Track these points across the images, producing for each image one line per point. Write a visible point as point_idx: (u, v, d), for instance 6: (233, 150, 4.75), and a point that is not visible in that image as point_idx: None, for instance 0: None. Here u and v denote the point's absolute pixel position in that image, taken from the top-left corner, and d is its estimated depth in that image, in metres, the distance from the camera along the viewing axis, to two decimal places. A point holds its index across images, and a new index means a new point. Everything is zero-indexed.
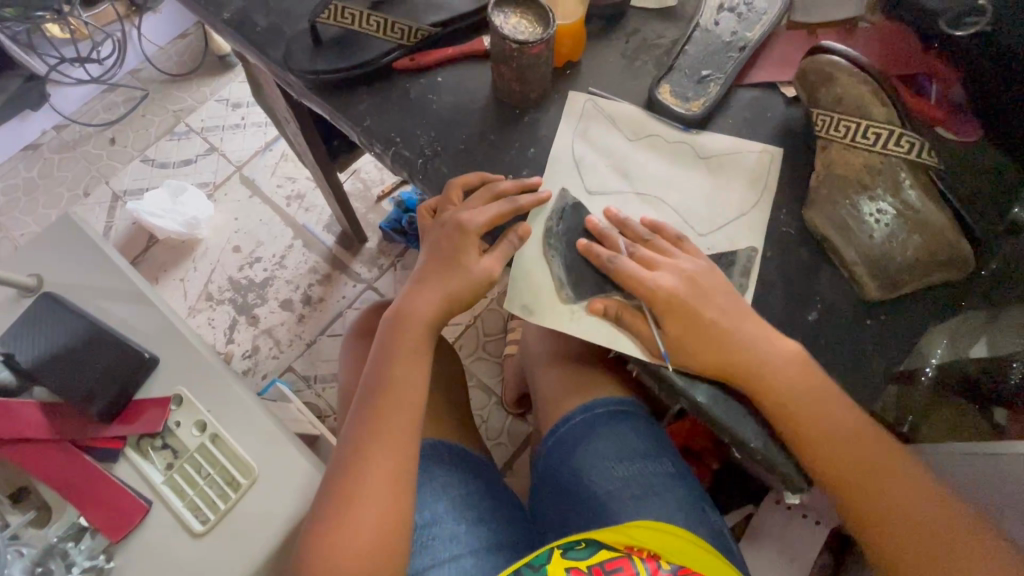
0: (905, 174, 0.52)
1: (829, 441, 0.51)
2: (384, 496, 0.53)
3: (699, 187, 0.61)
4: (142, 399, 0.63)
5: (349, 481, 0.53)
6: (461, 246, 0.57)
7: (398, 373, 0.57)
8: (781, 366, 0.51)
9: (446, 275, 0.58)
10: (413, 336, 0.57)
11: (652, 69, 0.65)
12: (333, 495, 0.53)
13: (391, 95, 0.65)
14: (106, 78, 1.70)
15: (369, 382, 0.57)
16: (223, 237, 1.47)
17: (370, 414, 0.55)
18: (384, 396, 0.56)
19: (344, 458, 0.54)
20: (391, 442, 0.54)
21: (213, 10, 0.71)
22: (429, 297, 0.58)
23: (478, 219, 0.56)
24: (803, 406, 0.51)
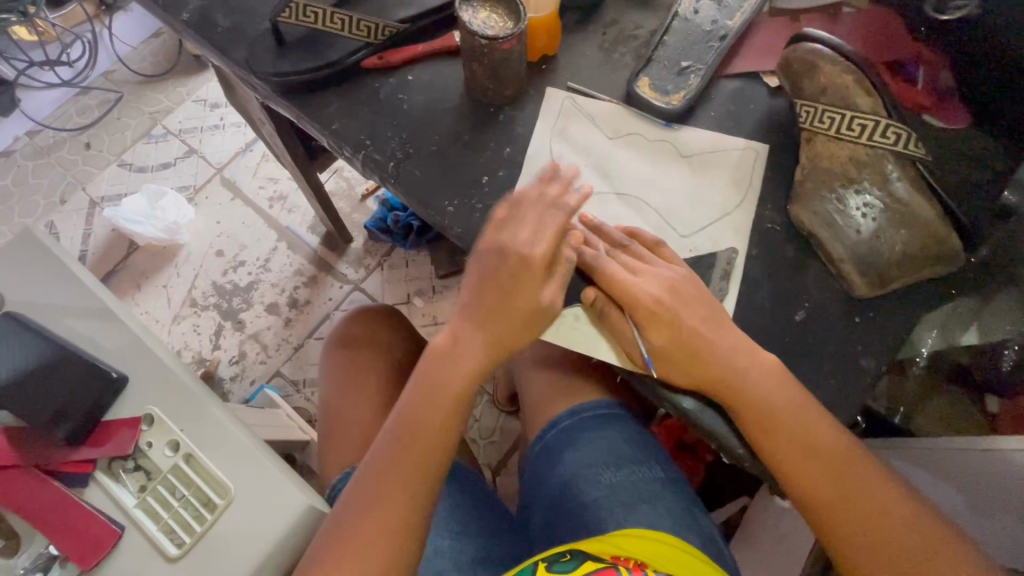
0: (891, 166, 0.50)
1: (802, 460, 0.50)
2: (385, 546, 0.51)
3: (682, 185, 0.58)
4: (111, 420, 0.61)
5: (355, 527, 0.50)
6: (496, 275, 0.54)
7: (434, 418, 0.55)
8: (758, 381, 0.50)
9: (492, 311, 0.55)
10: (454, 381, 0.55)
11: (631, 61, 0.63)
12: (329, 537, 0.50)
13: (360, 95, 0.62)
14: (78, 80, 1.65)
15: (399, 423, 0.55)
16: (205, 242, 1.44)
17: (396, 459, 0.53)
18: (416, 442, 0.54)
19: (352, 499, 0.52)
20: (407, 492, 0.52)
21: (172, 10, 0.68)
22: (479, 336, 0.55)
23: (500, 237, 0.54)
24: (777, 422, 0.50)
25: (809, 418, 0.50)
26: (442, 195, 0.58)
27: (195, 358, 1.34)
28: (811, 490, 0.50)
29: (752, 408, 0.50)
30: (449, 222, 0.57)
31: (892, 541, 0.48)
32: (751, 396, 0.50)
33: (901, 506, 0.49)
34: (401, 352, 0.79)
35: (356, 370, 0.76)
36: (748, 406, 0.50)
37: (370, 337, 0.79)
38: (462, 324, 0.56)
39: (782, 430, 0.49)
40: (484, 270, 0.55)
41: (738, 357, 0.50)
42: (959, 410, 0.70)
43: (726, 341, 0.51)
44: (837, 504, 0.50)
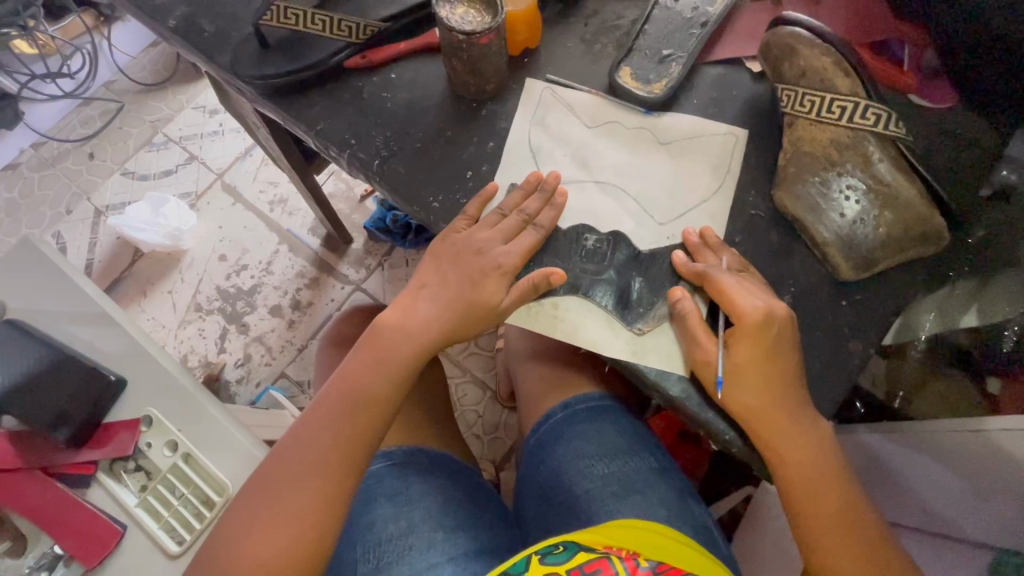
0: (873, 147, 0.50)
1: (801, 464, 0.49)
2: (291, 528, 0.50)
3: (663, 173, 0.59)
4: (112, 422, 0.62)
5: (266, 503, 0.51)
6: (461, 259, 0.55)
7: (365, 398, 0.54)
8: (769, 389, 0.48)
9: (448, 294, 0.56)
10: (390, 363, 0.55)
11: (613, 52, 0.63)
12: (241, 511, 0.51)
13: (344, 95, 0.63)
14: (80, 91, 1.67)
15: (331, 401, 0.55)
16: (208, 247, 1.46)
17: (320, 437, 0.53)
18: (344, 420, 0.54)
19: (268, 475, 0.52)
20: (323, 474, 0.52)
21: (159, 18, 0.69)
22: (427, 319, 0.56)
23: (480, 232, 0.55)
24: (785, 425, 0.48)
25: (816, 427, 0.50)
26: (426, 191, 0.59)
27: (202, 362, 1.36)
28: (813, 481, 0.49)
29: (758, 410, 0.48)
30: (433, 218, 0.58)
31: (847, 554, 0.49)
32: (751, 399, 0.49)
33: (863, 523, 0.50)
34: None
35: None
36: (754, 409, 0.48)
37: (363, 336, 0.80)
38: (413, 301, 0.57)
39: (789, 435, 0.49)
40: (452, 254, 0.56)
41: (750, 373, 0.49)
42: (961, 395, 0.67)
43: (743, 361, 0.49)
44: (816, 512, 0.50)
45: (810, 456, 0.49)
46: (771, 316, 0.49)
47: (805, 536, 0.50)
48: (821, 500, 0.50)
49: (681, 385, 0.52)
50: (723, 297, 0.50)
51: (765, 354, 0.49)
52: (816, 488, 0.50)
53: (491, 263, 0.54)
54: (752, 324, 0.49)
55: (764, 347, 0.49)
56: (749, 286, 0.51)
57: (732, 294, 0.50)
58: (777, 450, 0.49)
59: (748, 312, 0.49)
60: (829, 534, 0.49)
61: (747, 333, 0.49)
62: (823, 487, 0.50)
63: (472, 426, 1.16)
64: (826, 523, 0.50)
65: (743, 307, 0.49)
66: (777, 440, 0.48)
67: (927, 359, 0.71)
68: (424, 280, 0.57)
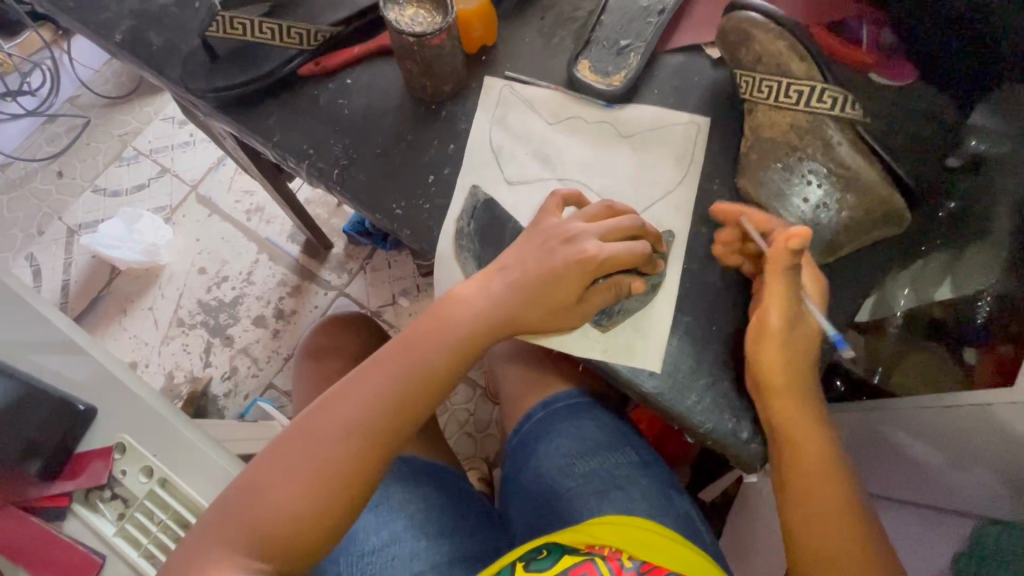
0: (832, 131, 0.50)
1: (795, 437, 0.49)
2: (323, 489, 0.48)
3: (625, 167, 0.58)
4: (85, 451, 0.61)
5: (307, 458, 0.48)
6: (546, 246, 0.51)
7: (427, 370, 0.51)
8: (788, 350, 0.49)
9: (526, 276, 0.51)
10: (456, 335, 0.52)
11: (571, 44, 0.61)
12: (279, 456, 0.49)
13: (299, 104, 0.61)
14: (43, 108, 1.63)
15: (391, 361, 0.51)
16: (187, 260, 1.43)
17: (372, 400, 0.50)
18: (401, 386, 0.51)
19: (313, 427, 0.49)
20: (369, 440, 0.49)
21: (105, 33, 0.67)
22: (498, 301, 0.51)
23: (579, 223, 0.52)
24: (789, 392, 0.48)
25: (807, 399, 0.50)
26: (387, 197, 0.58)
27: (187, 377, 1.34)
28: (803, 460, 0.49)
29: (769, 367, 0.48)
30: (397, 225, 0.57)
31: (839, 533, 0.49)
32: (767, 357, 0.48)
33: (850, 496, 0.50)
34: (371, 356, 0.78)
35: (326, 379, 0.75)
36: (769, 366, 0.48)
37: (339, 346, 0.78)
38: (487, 280, 0.52)
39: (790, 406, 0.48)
40: (539, 245, 0.52)
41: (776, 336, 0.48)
42: (939, 365, 0.67)
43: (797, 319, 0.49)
44: (803, 485, 0.50)
45: (804, 434, 0.49)
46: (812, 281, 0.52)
47: (789, 507, 0.50)
48: (813, 470, 0.50)
49: (655, 381, 0.50)
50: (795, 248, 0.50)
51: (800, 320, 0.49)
52: (807, 463, 0.49)
53: (576, 252, 0.50)
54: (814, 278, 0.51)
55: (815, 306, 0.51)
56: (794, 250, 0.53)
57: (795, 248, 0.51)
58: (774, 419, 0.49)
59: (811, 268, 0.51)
60: (812, 505, 0.49)
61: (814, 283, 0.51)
62: (813, 461, 0.50)
63: (464, 424, 1.16)
64: (811, 495, 0.50)
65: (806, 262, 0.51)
66: (777, 409, 0.48)
67: (905, 333, 0.71)
68: (506, 262, 0.53)
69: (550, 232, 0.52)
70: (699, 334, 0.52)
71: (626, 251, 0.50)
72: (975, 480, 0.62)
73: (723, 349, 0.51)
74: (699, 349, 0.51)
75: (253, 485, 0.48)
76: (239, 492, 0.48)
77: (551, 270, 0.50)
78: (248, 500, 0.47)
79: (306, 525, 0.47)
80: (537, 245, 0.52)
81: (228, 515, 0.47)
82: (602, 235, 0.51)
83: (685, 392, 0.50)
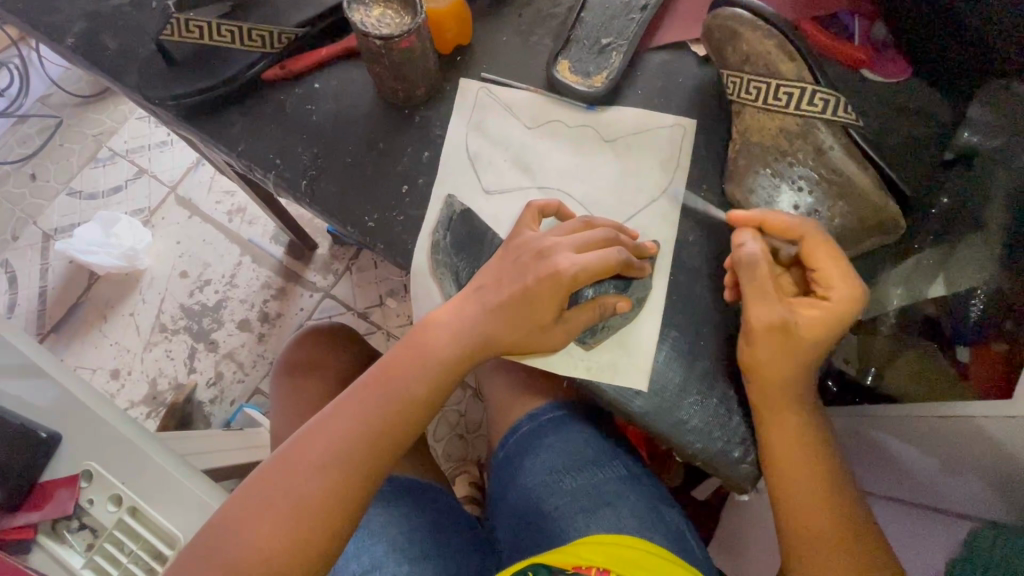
0: (824, 135, 0.48)
1: (791, 446, 0.47)
2: (305, 526, 0.46)
3: (609, 173, 0.55)
4: (49, 480, 0.58)
5: (283, 495, 0.46)
6: (524, 265, 0.49)
7: (406, 398, 0.49)
8: (787, 356, 0.46)
9: (506, 295, 0.49)
10: (435, 361, 0.49)
11: (550, 43, 0.58)
12: (254, 492, 0.47)
13: (265, 111, 0.58)
14: (14, 109, 1.58)
15: (368, 390, 0.50)
16: (167, 264, 1.39)
17: (350, 431, 0.48)
18: (378, 416, 0.49)
19: (289, 462, 0.47)
20: (347, 474, 0.47)
21: (57, 36, 0.63)
22: (478, 324, 0.49)
23: (554, 237, 0.50)
24: (782, 402, 0.47)
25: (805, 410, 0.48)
26: (359, 209, 0.55)
27: (171, 384, 1.30)
28: (799, 477, 0.48)
29: (763, 378, 0.46)
30: (370, 238, 0.54)
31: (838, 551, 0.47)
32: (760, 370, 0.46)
33: (846, 510, 0.48)
34: (352, 368, 0.75)
35: (306, 395, 0.72)
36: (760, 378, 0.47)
37: (317, 360, 0.75)
38: (466, 301, 0.50)
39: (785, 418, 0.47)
40: (518, 260, 0.50)
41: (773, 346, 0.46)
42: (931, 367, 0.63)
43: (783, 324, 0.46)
44: (797, 494, 0.48)
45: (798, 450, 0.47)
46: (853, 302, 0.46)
47: (786, 521, 0.49)
48: (808, 487, 0.48)
49: (641, 400, 0.48)
50: (821, 268, 0.46)
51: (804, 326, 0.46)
52: (803, 474, 0.48)
53: (548, 269, 0.48)
54: (843, 310, 0.45)
55: (830, 333, 0.46)
56: (846, 266, 0.46)
57: (832, 271, 0.46)
58: (774, 433, 0.47)
59: (839, 298, 0.46)
60: (811, 515, 0.48)
61: (833, 316, 0.45)
62: (813, 474, 0.48)
63: (455, 427, 1.13)
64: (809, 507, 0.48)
65: (838, 290, 0.46)
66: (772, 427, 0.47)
67: (896, 330, 0.65)
68: (485, 280, 0.50)
69: (523, 247, 0.50)
70: (686, 349, 0.50)
71: (601, 261, 0.48)
72: (968, 488, 0.61)
73: (710, 366, 0.49)
74: (686, 365, 0.49)
75: (227, 524, 0.46)
76: (214, 532, 0.46)
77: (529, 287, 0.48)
78: (223, 540, 0.45)
79: (285, 565, 0.45)
80: (515, 258, 0.50)
81: (202, 557, 0.45)
82: (577, 247, 0.49)
83: (672, 412, 0.48)
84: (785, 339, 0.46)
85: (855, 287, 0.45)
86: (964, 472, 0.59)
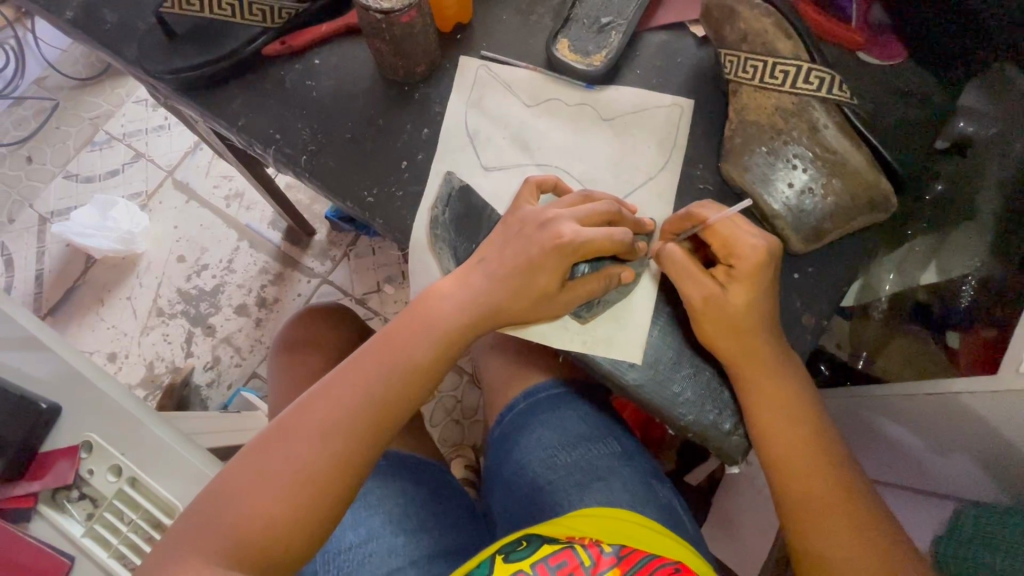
0: (819, 113, 0.49)
1: (774, 420, 0.48)
2: (306, 489, 0.46)
3: (606, 152, 0.56)
4: (49, 450, 0.59)
5: (285, 462, 0.47)
6: (527, 237, 0.49)
7: (408, 368, 0.50)
8: (756, 326, 0.47)
9: (508, 268, 0.49)
10: (434, 335, 0.50)
11: (550, 22, 0.59)
12: (257, 459, 0.47)
13: (265, 86, 0.58)
14: (10, 91, 1.57)
15: (371, 360, 0.50)
16: (165, 248, 1.39)
17: (350, 399, 0.49)
18: (378, 389, 0.49)
19: (289, 429, 0.48)
20: (348, 441, 0.48)
21: (55, 9, 0.62)
22: (481, 295, 0.50)
23: (557, 207, 0.50)
24: (764, 376, 0.47)
25: (793, 391, 0.48)
26: (359, 185, 0.55)
27: (167, 368, 1.30)
28: (785, 455, 0.48)
29: (740, 350, 0.47)
30: (369, 214, 0.55)
31: (834, 528, 0.47)
32: (747, 349, 0.47)
33: (841, 485, 0.48)
34: (352, 349, 0.76)
35: (303, 372, 0.73)
36: (735, 348, 0.47)
37: (315, 340, 0.75)
38: (468, 275, 0.50)
39: (770, 386, 0.47)
40: (518, 232, 0.50)
41: (760, 328, 0.47)
42: (920, 351, 0.66)
43: (741, 303, 0.47)
44: (793, 473, 0.48)
45: (787, 427, 0.48)
46: (771, 259, 0.47)
47: (784, 500, 0.49)
48: (802, 465, 0.48)
49: (634, 373, 0.49)
50: (719, 240, 0.49)
51: (763, 298, 0.47)
52: (791, 446, 0.48)
53: (549, 241, 0.48)
54: (751, 265, 0.47)
55: (757, 293, 0.47)
56: (739, 225, 0.48)
57: (727, 236, 0.48)
58: (758, 404, 0.48)
59: (747, 254, 0.47)
60: (805, 494, 0.48)
61: (744, 275, 0.47)
62: (804, 451, 0.48)
63: (451, 412, 1.14)
64: (801, 476, 0.48)
65: (742, 248, 0.47)
66: (757, 407, 0.48)
67: (888, 318, 0.70)
68: (486, 254, 0.51)
69: (525, 222, 0.50)
70: (679, 324, 0.51)
71: (603, 236, 0.48)
72: (956, 467, 0.62)
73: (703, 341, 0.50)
74: (680, 340, 0.50)
75: (229, 490, 0.46)
76: (213, 496, 0.47)
77: (532, 261, 0.49)
78: (225, 506, 0.46)
79: (287, 527, 0.46)
80: (514, 235, 0.50)
81: (204, 524, 0.46)
82: (580, 219, 0.49)
83: (667, 382, 0.49)
84: (729, 318, 0.47)
85: (749, 241, 0.47)
86: (954, 451, 0.60)
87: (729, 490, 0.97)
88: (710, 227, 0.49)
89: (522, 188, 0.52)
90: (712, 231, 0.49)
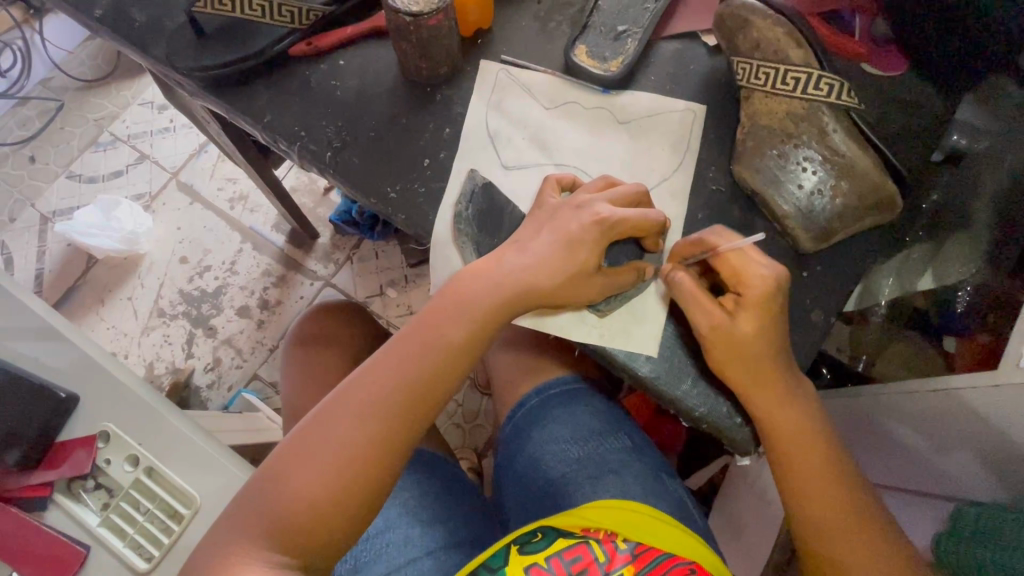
0: (828, 118, 0.51)
1: (783, 414, 0.49)
2: (346, 470, 0.47)
3: (622, 154, 0.58)
4: (66, 440, 0.59)
5: (323, 445, 0.47)
6: (552, 229, 0.51)
7: (441, 350, 0.50)
8: (767, 323, 0.48)
9: (535, 258, 0.50)
10: (470, 317, 0.50)
11: (568, 29, 0.61)
12: (297, 445, 0.48)
13: (290, 85, 0.60)
14: (15, 91, 1.58)
15: (403, 345, 0.50)
16: (168, 249, 1.39)
17: (385, 382, 0.49)
18: (416, 371, 0.50)
19: (325, 415, 0.49)
20: (384, 423, 0.48)
21: (83, 7, 0.64)
22: (511, 280, 0.50)
23: (586, 193, 0.52)
24: (774, 372, 0.49)
25: (799, 385, 0.50)
26: (382, 181, 0.57)
27: (168, 368, 1.30)
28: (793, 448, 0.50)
29: (753, 345, 0.48)
30: (392, 209, 0.56)
31: (837, 518, 0.50)
32: (760, 344, 0.48)
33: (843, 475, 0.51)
34: (363, 346, 0.77)
35: (316, 368, 0.74)
36: (746, 342, 0.48)
37: (327, 337, 0.76)
38: (496, 262, 0.51)
39: (779, 381, 0.49)
40: (543, 223, 0.52)
41: (768, 348, 0.48)
42: (918, 355, 0.68)
43: (749, 330, 0.48)
44: (800, 466, 0.50)
45: (795, 421, 0.50)
46: (778, 289, 0.49)
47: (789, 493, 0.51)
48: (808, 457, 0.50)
49: (650, 364, 0.51)
50: (727, 269, 0.50)
51: (769, 326, 0.48)
52: (799, 439, 0.50)
53: (566, 235, 0.50)
54: (759, 295, 0.48)
55: (764, 323, 0.48)
56: (748, 256, 0.50)
57: (736, 266, 0.50)
58: (769, 400, 0.49)
59: (755, 284, 0.48)
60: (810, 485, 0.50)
61: (752, 304, 0.48)
62: (810, 443, 0.50)
63: (453, 415, 1.14)
64: (807, 468, 0.50)
65: (750, 280, 0.49)
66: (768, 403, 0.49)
67: (888, 320, 0.72)
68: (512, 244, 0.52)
69: (546, 218, 0.52)
70: None
71: (638, 215, 0.50)
72: (955, 464, 0.64)
73: None
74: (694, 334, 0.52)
75: (273, 475, 0.47)
76: (258, 483, 0.48)
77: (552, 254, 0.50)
78: (269, 491, 0.47)
79: (330, 508, 0.46)
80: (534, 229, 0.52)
81: (250, 508, 0.47)
82: (611, 201, 0.51)
83: (681, 374, 0.51)
84: (737, 337, 0.48)
85: (757, 273, 0.49)
86: (953, 449, 0.62)
87: (729, 494, 0.98)
88: (719, 256, 0.50)
89: (542, 186, 0.54)
90: (721, 261, 0.50)
